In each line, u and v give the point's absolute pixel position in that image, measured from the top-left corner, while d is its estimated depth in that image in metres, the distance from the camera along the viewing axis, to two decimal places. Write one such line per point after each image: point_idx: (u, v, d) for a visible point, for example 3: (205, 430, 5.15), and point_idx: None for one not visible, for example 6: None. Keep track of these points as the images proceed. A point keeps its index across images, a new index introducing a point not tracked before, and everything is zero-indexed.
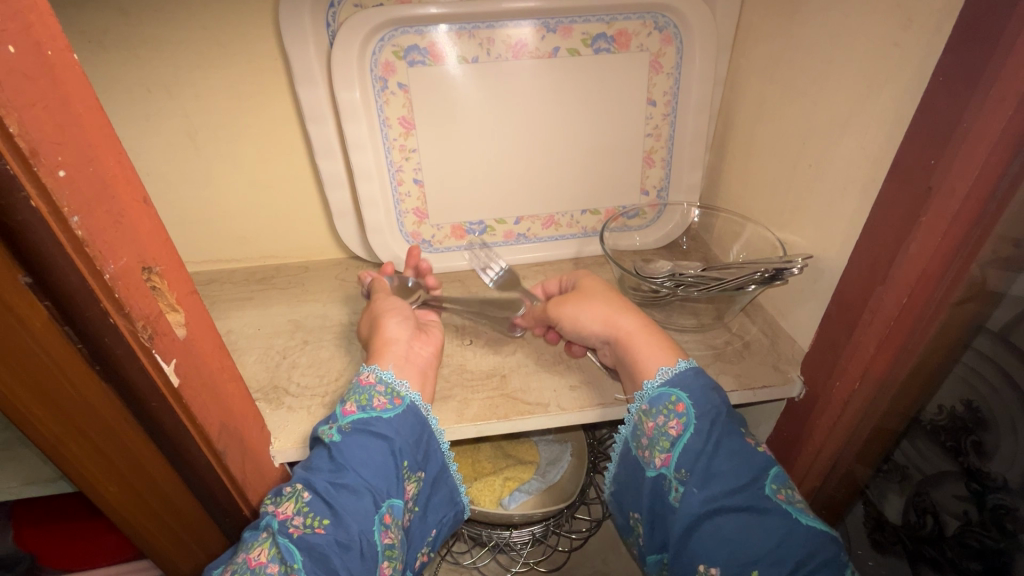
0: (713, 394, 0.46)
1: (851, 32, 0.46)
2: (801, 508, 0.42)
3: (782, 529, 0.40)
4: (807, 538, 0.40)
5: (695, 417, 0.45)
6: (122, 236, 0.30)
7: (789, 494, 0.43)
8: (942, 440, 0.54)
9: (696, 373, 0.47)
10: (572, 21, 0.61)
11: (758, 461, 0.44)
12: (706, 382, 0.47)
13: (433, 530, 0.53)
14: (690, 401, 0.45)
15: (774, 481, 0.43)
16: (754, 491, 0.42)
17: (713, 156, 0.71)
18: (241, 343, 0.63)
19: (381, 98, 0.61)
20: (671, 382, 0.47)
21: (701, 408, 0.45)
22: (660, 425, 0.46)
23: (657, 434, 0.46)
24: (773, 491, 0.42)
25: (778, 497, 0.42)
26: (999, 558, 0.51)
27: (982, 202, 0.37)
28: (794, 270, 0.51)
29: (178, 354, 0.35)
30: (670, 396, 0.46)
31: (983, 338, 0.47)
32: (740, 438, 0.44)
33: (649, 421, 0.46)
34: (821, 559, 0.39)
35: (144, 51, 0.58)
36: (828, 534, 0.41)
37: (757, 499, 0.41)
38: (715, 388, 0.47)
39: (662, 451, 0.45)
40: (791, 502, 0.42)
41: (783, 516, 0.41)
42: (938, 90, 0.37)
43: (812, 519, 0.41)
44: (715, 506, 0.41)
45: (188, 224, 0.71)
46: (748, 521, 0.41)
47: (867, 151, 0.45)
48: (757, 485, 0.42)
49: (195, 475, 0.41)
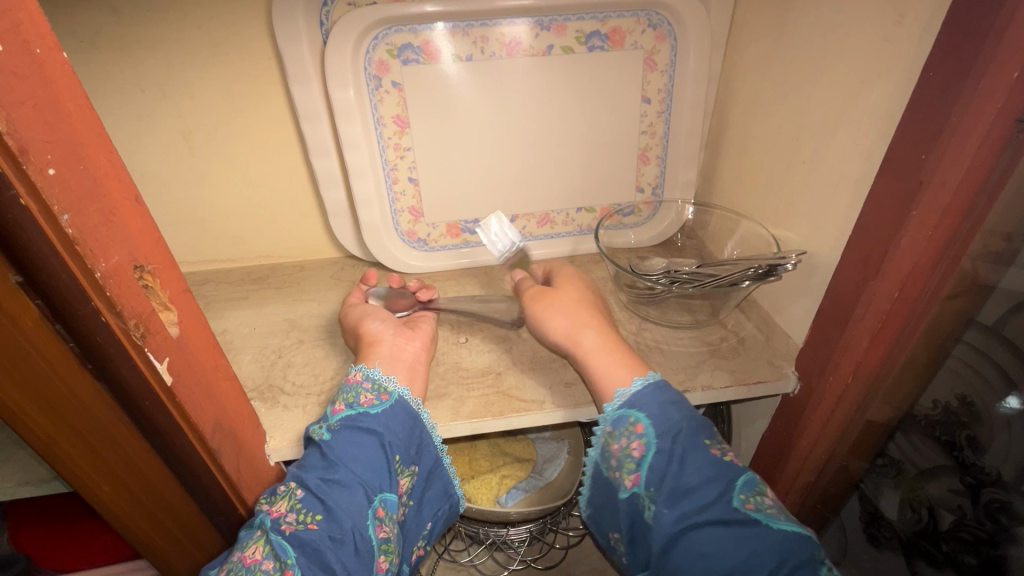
0: (673, 410, 0.46)
1: (844, 28, 0.46)
2: (772, 513, 0.41)
3: (755, 538, 0.40)
4: (778, 544, 0.39)
5: (655, 436, 0.45)
6: (113, 234, 0.30)
7: (760, 500, 0.42)
8: (937, 434, 0.55)
9: (654, 390, 0.47)
10: (566, 19, 0.61)
11: (725, 472, 0.43)
12: (666, 399, 0.47)
13: (428, 524, 0.53)
14: (649, 421, 0.45)
15: (743, 490, 0.42)
16: (724, 503, 0.41)
17: (708, 152, 0.71)
18: (237, 342, 0.63)
19: (375, 96, 0.61)
20: (629, 402, 0.47)
21: (661, 427, 0.45)
22: (624, 447, 0.46)
23: (622, 457, 0.46)
24: (742, 501, 0.41)
25: (747, 507, 0.41)
26: (993, 551, 0.52)
27: (971, 195, 0.38)
28: (788, 266, 0.51)
29: (171, 352, 0.35)
30: (629, 417, 0.46)
31: (975, 331, 0.48)
32: (704, 450, 0.44)
33: (614, 443, 0.47)
34: (798, 563, 0.38)
35: (137, 50, 0.58)
36: (802, 536, 0.40)
37: (728, 512, 0.41)
38: (675, 403, 0.46)
39: (630, 472, 0.45)
40: (761, 509, 0.41)
41: (753, 526, 0.40)
42: (928, 85, 0.37)
43: (784, 522, 0.41)
44: (687, 523, 0.41)
45: (183, 223, 0.71)
46: (720, 535, 0.40)
47: (859, 147, 0.45)
48: (725, 496, 0.42)
49: (189, 475, 0.41)
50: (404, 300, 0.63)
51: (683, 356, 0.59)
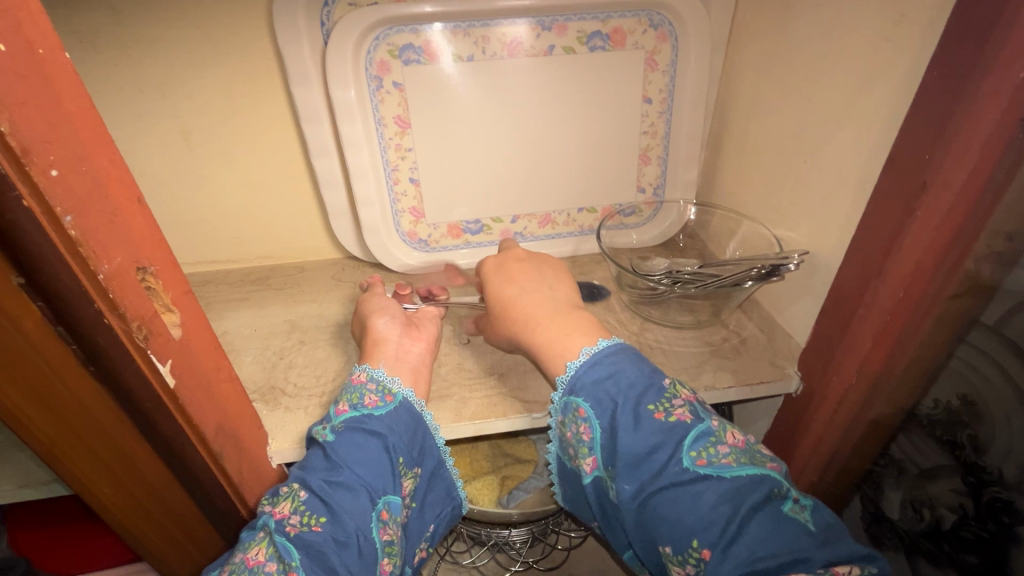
0: (610, 383, 0.44)
1: (845, 28, 0.46)
2: (726, 463, 0.39)
3: (709, 493, 0.37)
4: (731, 494, 0.37)
5: (597, 418, 0.43)
6: (117, 236, 0.30)
7: (712, 453, 0.39)
8: (938, 434, 0.55)
9: (589, 367, 0.45)
10: (568, 18, 0.61)
11: (671, 433, 0.40)
12: (601, 373, 0.45)
13: (429, 525, 0.53)
14: (588, 404, 0.44)
15: (692, 448, 0.40)
16: (673, 467, 0.39)
17: (709, 152, 0.71)
18: (238, 343, 0.63)
19: (376, 97, 0.61)
20: (568, 387, 0.45)
21: (599, 407, 0.43)
22: (574, 434, 0.45)
23: (575, 443, 0.45)
24: (692, 460, 0.39)
25: (698, 463, 0.39)
26: (997, 551, 0.51)
27: (976, 196, 0.37)
28: (790, 266, 0.51)
29: (173, 354, 0.35)
30: (571, 404, 0.45)
31: (977, 332, 0.47)
32: (647, 419, 0.41)
33: (565, 431, 0.46)
34: (752, 507, 0.36)
35: (136, 50, 0.58)
36: (754, 479, 0.37)
37: (678, 474, 0.39)
38: (610, 375, 0.44)
39: (587, 456, 0.44)
40: (714, 462, 0.39)
41: (706, 481, 0.38)
42: (932, 85, 0.37)
43: (737, 469, 0.38)
44: (645, 494, 0.40)
45: (183, 225, 0.71)
46: (675, 499, 0.38)
47: (861, 147, 0.45)
48: (673, 459, 0.39)
49: (191, 477, 0.40)
50: (404, 299, 0.62)
51: (684, 357, 0.59)
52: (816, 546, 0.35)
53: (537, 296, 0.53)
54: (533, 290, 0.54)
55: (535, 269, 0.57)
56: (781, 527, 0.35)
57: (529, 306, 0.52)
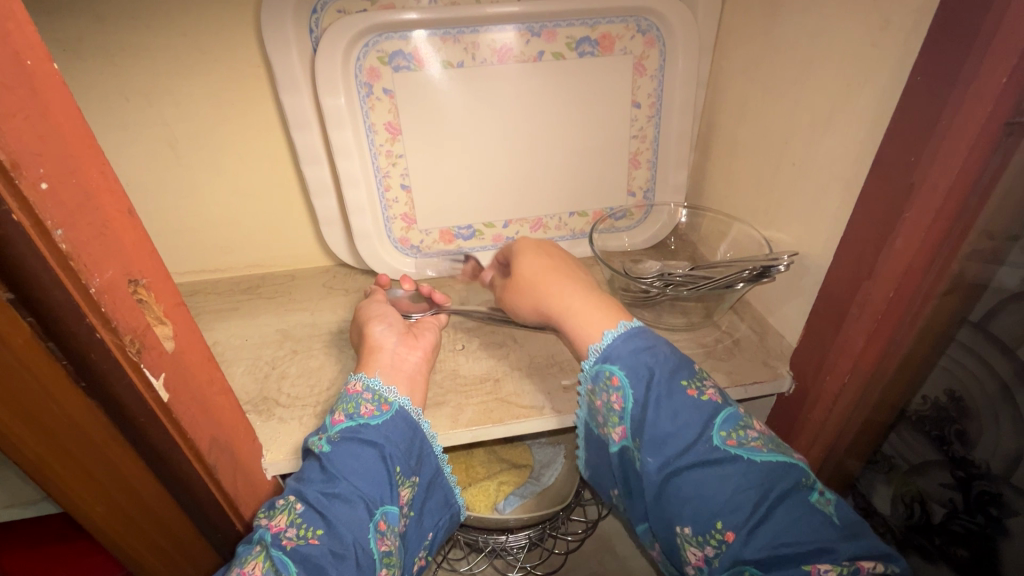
0: (647, 355, 0.44)
1: (830, 34, 0.47)
2: (755, 447, 0.39)
3: (737, 474, 0.38)
4: (759, 477, 0.37)
5: (631, 387, 0.43)
6: (106, 248, 0.29)
7: (741, 435, 0.40)
8: (928, 430, 0.55)
9: (626, 339, 0.45)
10: (556, 24, 0.61)
11: (701, 410, 0.41)
12: (638, 345, 0.45)
13: (429, 534, 0.52)
14: (623, 373, 0.44)
15: (723, 427, 0.40)
16: (702, 444, 0.39)
17: (697, 156, 0.72)
18: (229, 353, 0.62)
19: (366, 104, 0.61)
20: (602, 357, 0.45)
21: (635, 376, 0.43)
22: (606, 402, 0.45)
23: (606, 411, 0.45)
24: (722, 439, 0.39)
25: (728, 443, 0.39)
26: (987, 542, 0.53)
27: (963, 198, 0.39)
28: (780, 267, 0.52)
29: (166, 367, 0.34)
30: (604, 372, 0.45)
31: (965, 330, 0.48)
32: (680, 394, 0.42)
33: (596, 399, 0.46)
34: (780, 493, 0.36)
35: (121, 58, 0.57)
36: (782, 467, 0.38)
37: (708, 452, 0.39)
38: (649, 348, 0.44)
39: (616, 425, 0.44)
40: (743, 444, 0.39)
41: (734, 462, 0.38)
42: (917, 89, 0.38)
43: (765, 455, 0.39)
44: (671, 469, 0.40)
45: (169, 234, 0.70)
46: (701, 478, 0.38)
47: (848, 150, 0.46)
48: (704, 437, 0.40)
49: (185, 492, 0.40)
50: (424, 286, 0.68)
51: None
52: (841, 539, 0.35)
53: (564, 281, 0.52)
54: (562, 275, 0.53)
55: (562, 260, 0.55)
56: (805, 516, 0.36)
57: (556, 293, 0.51)
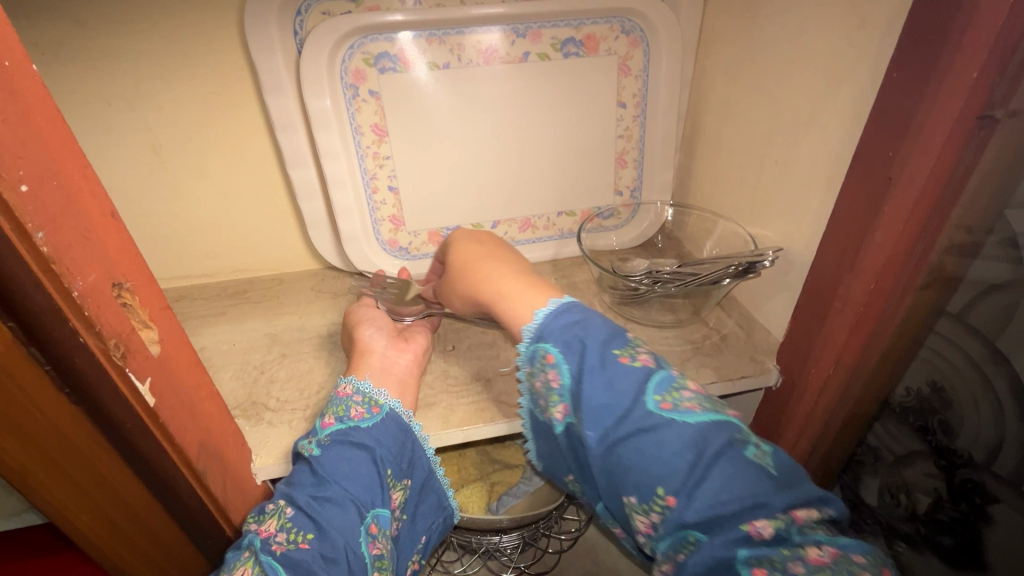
0: (579, 329, 0.45)
1: (809, 33, 0.48)
2: (688, 407, 0.39)
3: (671, 437, 0.37)
4: (692, 437, 0.37)
5: (565, 362, 0.44)
6: (89, 252, 0.29)
7: (675, 397, 0.40)
8: (911, 421, 0.56)
9: (557, 316, 0.46)
10: (541, 26, 0.62)
11: (634, 377, 0.41)
12: (570, 320, 0.46)
13: (422, 537, 0.52)
14: (557, 349, 0.44)
15: (656, 391, 0.40)
16: (637, 411, 0.39)
17: (683, 155, 0.73)
18: (216, 359, 0.61)
19: (352, 106, 0.61)
20: (537, 335, 0.46)
21: (568, 350, 0.44)
22: (545, 381, 0.45)
23: (547, 391, 0.45)
24: (655, 403, 0.39)
25: (661, 407, 0.39)
26: (970, 530, 0.53)
27: (939, 191, 0.40)
28: (765, 263, 0.53)
29: (152, 372, 0.34)
30: (540, 351, 0.45)
31: (945, 322, 0.49)
32: (613, 363, 0.42)
33: (536, 381, 0.46)
34: (715, 451, 0.36)
35: (101, 61, 0.56)
36: (716, 424, 0.37)
37: (642, 418, 0.39)
38: (580, 322, 0.45)
39: (558, 404, 0.44)
40: (676, 406, 0.39)
41: (667, 424, 0.38)
42: (893, 87, 0.39)
43: (699, 415, 0.38)
44: (611, 440, 0.40)
45: (153, 240, 0.69)
46: (640, 444, 0.38)
47: (828, 147, 0.47)
48: (637, 404, 0.40)
49: (175, 500, 0.39)
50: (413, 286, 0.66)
51: (667, 354, 0.60)
52: (777, 491, 0.34)
53: (497, 266, 0.53)
54: (510, 265, 0.53)
55: (497, 245, 0.57)
56: (743, 472, 0.35)
57: (498, 280, 0.51)
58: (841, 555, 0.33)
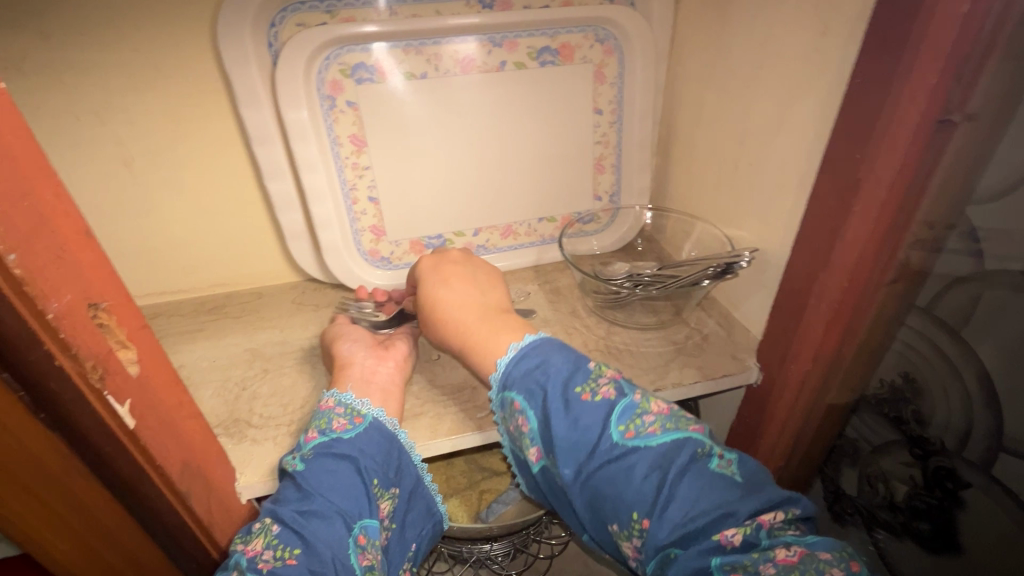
0: (540, 372, 0.45)
1: (777, 41, 0.49)
2: (651, 432, 0.40)
3: (639, 465, 0.38)
4: (658, 462, 0.38)
5: (531, 407, 0.44)
6: (64, 272, 0.28)
7: (639, 424, 0.41)
8: (887, 412, 0.57)
9: (518, 360, 0.46)
10: (517, 35, 0.63)
11: (597, 412, 0.42)
12: (530, 364, 0.46)
13: (412, 545, 0.51)
14: (521, 395, 0.45)
15: (619, 422, 0.41)
16: (604, 444, 0.40)
17: (659, 159, 0.74)
18: (196, 376, 0.60)
19: (330, 116, 0.61)
20: (501, 384, 0.46)
21: (532, 395, 0.44)
22: (516, 426, 0.46)
23: (519, 435, 0.46)
24: (621, 434, 0.40)
25: (626, 437, 0.40)
26: (945, 515, 0.55)
27: (903, 189, 0.41)
28: (743, 263, 0.54)
29: (131, 393, 0.33)
30: (508, 399, 0.46)
31: (914, 316, 0.51)
32: (576, 402, 0.42)
33: (509, 425, 0.47)
34: (680, 470, 0.37)
35: (69, 76, 0.55)
36: (677, 444, 0.39)
37: (609, 452, 0.40)
38: (540, 364, 0.45)
39: (530, 448, 0.45)
40: (640, 433, 0.40)
41: (634, 453, 0.39)
42: (856, 91, 0.41)
43: (662, 437, 0.39)
44: (584, 477, 0.40)
45: (126, 257, 0.67)
46: (611, 476, 0.39)
47: (799, 150, 0.49)
48: (603, 438, 0.40)
49: (158, 523, 0.38)
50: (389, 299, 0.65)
51: (651, 356, 0.61)
52: (742, 498, 0.36)
53: (468, 304, 0.53)
54: (479, 301, 0.54)
55: (485, 273, 0.58)
56: (708, 484, 0.36)
57: (469, 318, 0.52)
58: (808, 554, 0.33)
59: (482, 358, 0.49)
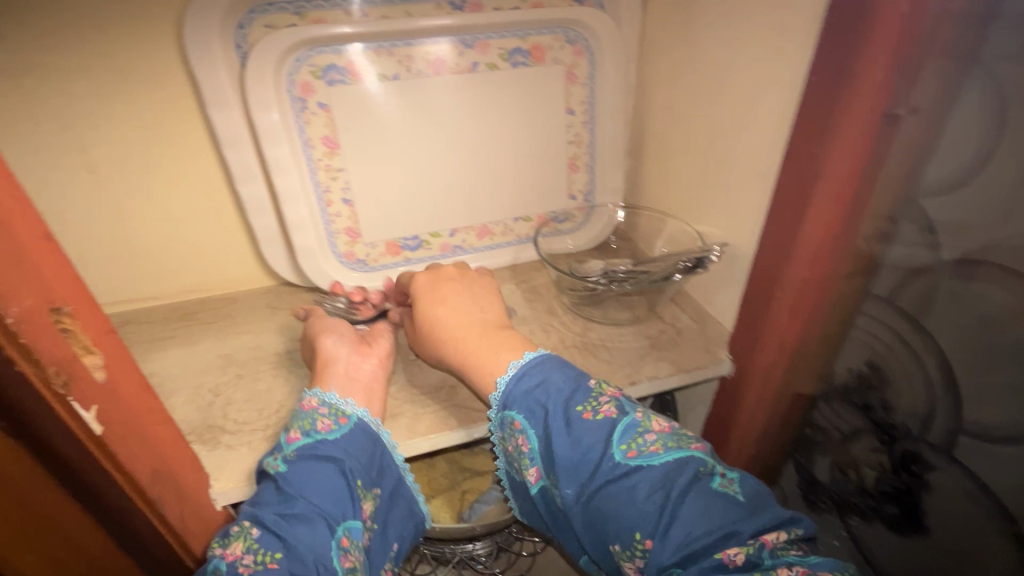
0: (541, 391, 0.46)
1: (739, 41, 0.51)
2: (653, 450, 0.40)
3: (641, 484, 0.39)
4: (660, 480, 0.39)
5: (532, 426, 0.45)
6: (23, 276, 0.28)
7: (640, 442, 0.41)
8: (853, 399, 0.57)
9: (518, 380, 0.47)
10: (488, 37, 0.63)
11: (600, 431, 0.42)
12: (531, 384, 0.46)
13: (394, 545, 0.51)
14: (522, 415, 0.46)
15: (621, 441, 0.41)
16: (606, 463, 0.41)
17: (632, 158, 0.76)
18: (168, 384, 0.59)
19: (301, 118, 0.60)
20: (502, 403, 0.47)
21: (534, 415, 0.45)
22: (515, 446, 0.46)
23: (519, 455, 0.46)
24: (623, 453, 0.41)
25: (628, 456, 0.41)
26: (911, 499, 0.55)
27: (858, 181, 0.43)
28: (712, 257, 0.56)
29: (98, 399, 0.32)
30: (508, 419, 0.46)
31: (873, 303, 0.52)
32: (578, 421, 0.43)
33: (508, 445, 0.47)
34: (682, 489, 0.38)
35: (28, 79, 0.54)
36: (679, 463, 0.39)
37: (611, 471, 0.40)
38: (541, 385, 0.46)
39: (530, 468, 0.45)
40: (642, 452, 0.41)
41: (636, 472, 0.40)
42: (814, 89, 0.43)
43: (664, 455, 0.40)
44: (585, 496, 0.41)
45: (93, 264, 0.66)
46: (613, 495, 0.40)
47: (763, 146, 0.50)
48: (606, 457, 0.41)
49: (129, 531, 0.37)
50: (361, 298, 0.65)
51: (626, 351, 0.62)
52: (745, 517, 0.36)
53: (462, 321, 0.54)
54: (473, 317, 0.54)
55: (487, 287, 0.59)
56: (712, 504, 0.37)
57: (465, 336, 0.52)
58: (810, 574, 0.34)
59: (478, 373, 0.50)
